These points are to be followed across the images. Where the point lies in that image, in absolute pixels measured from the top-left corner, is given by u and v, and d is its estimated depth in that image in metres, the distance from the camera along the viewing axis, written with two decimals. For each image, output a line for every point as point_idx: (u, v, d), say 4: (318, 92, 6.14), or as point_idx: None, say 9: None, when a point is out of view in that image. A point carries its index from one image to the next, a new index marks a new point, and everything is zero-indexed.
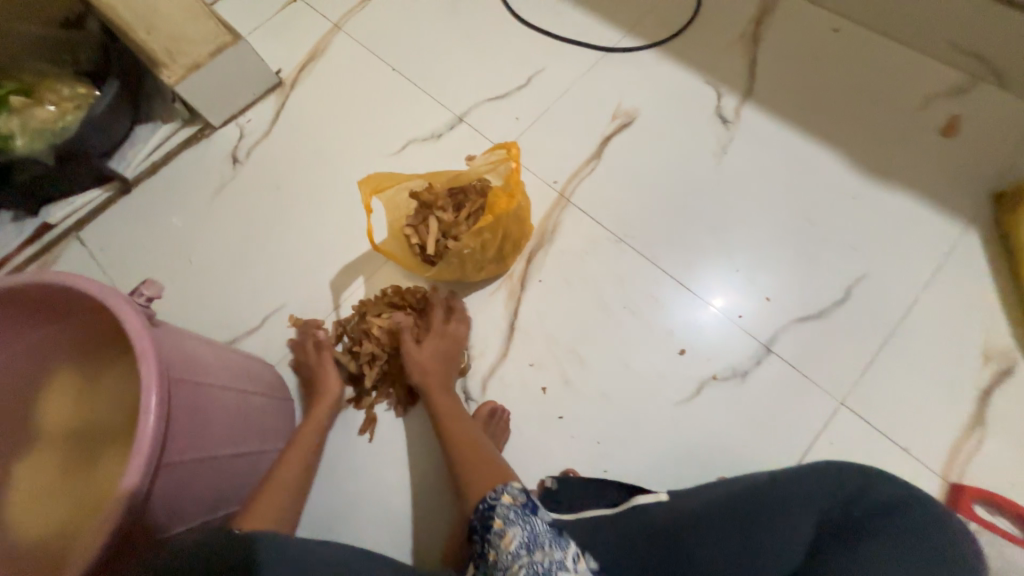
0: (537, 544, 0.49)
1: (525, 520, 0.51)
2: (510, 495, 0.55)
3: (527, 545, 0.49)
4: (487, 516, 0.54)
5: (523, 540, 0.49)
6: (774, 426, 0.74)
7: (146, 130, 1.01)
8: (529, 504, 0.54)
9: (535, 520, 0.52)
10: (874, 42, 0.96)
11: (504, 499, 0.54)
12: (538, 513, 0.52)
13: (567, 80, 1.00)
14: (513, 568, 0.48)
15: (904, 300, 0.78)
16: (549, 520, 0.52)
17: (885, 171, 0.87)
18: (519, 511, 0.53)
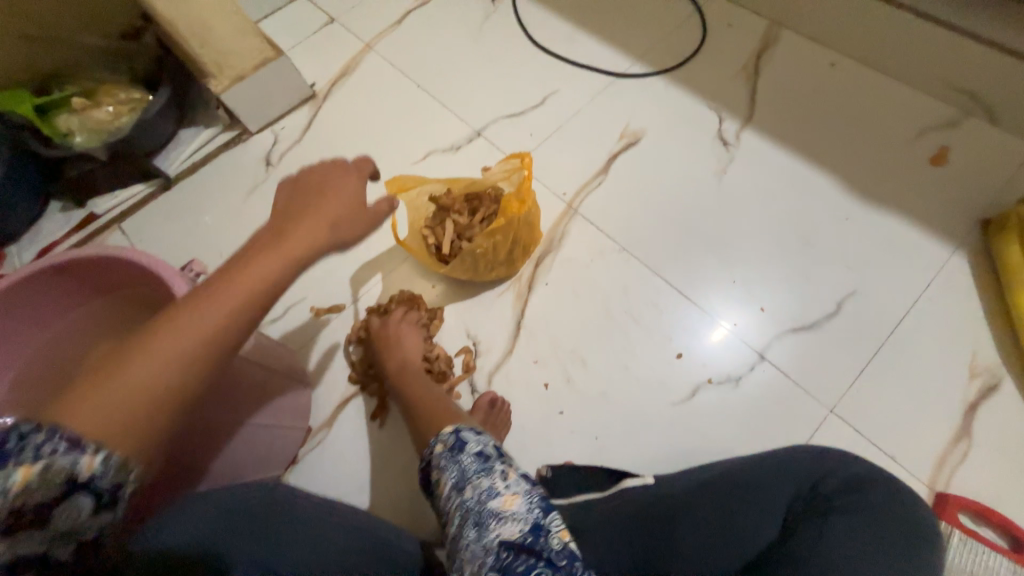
0: (466, 480, 0.52)
1: (453, 461, 0.54)
2: (442, 442, 0.57)
3: (457, 483, 0.52)
4: (428, 465, 0.57)
5: (454, 480, 0.52)
6: (766, 430, 0.77)
7: (190, 133, 1.10)
8: (456, 443, 0.56)
9: (463, 458, 0.54)
10: (868, 77, 1.03)
11: (435, 448, 0.57)
12: (464, 451, 0.54)
13: (579, 102, 1.07)
14: (450, 506, 0.51)
15: (893, 316, 0.82)
16: (477, 450, 0.55)
17: (877, 196, 0.92)
18: (448, 454, 0.55)
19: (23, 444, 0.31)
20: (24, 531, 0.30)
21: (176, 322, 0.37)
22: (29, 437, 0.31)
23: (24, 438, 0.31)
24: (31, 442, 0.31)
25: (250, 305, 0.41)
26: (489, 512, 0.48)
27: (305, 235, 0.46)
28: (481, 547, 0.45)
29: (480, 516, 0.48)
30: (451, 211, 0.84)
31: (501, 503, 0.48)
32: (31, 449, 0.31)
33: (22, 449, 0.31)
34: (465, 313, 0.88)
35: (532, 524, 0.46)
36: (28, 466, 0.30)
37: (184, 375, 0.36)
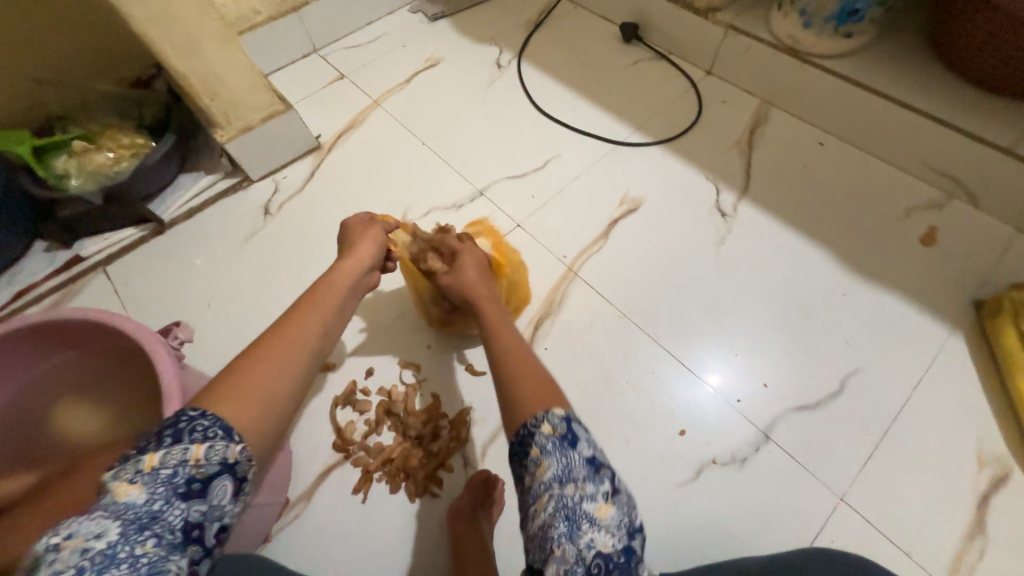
0: (570, 479, 0.43)
1: (563, 453, 0.44)
2: (550, 422, 0.46)
3: (560, 480, 0.43)
4: (523, 437, 0.47)
5: (557, 474, 0.43)
6: (775, 518, 0.73)
7: (190, 178, 1.08)
8: (569, 436, 0.46)
9: (574, 455, 0.44)
10: (855, 157, 1.08)
11: (542, 428, 0.46)
12: (576, 447, 0.45)
13: (580, 166, 1.10)
14: (541, 499, 0.43)
15: (896, 397, 0.81)
16: (589, 454, 0.45)
17: (873, 273, 0.93)
18: (558, 442, 0.45)
19: (194, 428, 0.39)
20: (195, 497, 0.36)
21: (284, 342, 0.48)
22: (200, 426, 0.39)
23: (197, 424, 0.39)
24: (199, 427, 0.39)
25: (330, 327, 0.53)
26: (582, 511, 0.41)
27: (349, 274, 0.60)
28: (575, 550, 0.40)
29: (574, 518, 0.41)
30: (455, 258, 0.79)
31: (596, 509, 0.42)
32: (200, 433, 0.39)
33: (194, 434, 0.38)
34: (461, 378, 0.85)
35: (624, 543, 0.41)
36: (197, 447, 0.38)
37: (300, 381, 0.47)
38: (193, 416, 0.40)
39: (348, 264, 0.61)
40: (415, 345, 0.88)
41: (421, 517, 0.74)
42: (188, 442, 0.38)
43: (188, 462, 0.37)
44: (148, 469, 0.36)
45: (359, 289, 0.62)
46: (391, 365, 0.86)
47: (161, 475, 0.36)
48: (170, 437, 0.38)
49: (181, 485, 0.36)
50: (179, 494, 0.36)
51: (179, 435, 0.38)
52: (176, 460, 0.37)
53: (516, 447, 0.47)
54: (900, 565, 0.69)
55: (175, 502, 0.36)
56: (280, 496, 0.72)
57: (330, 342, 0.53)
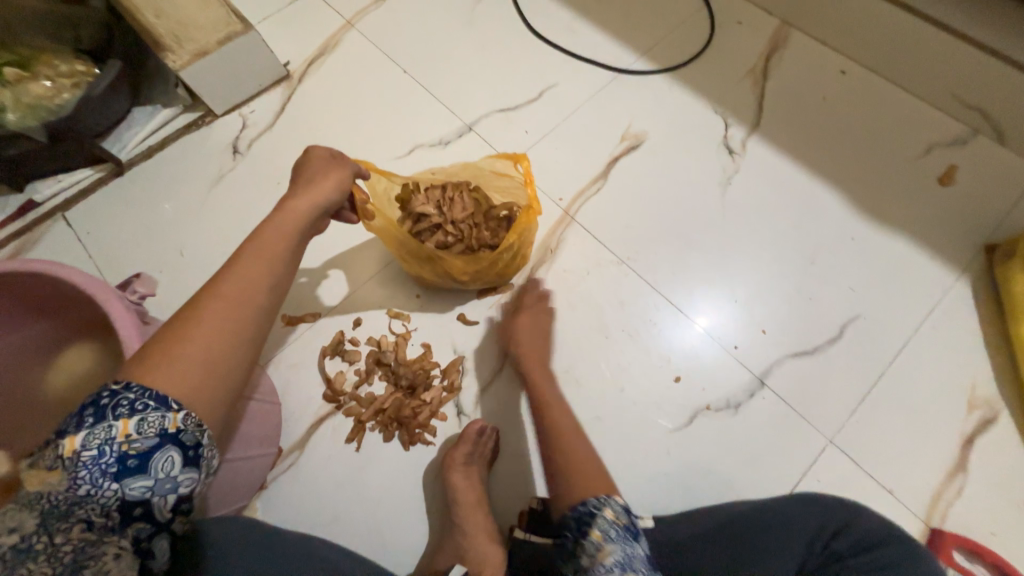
0: (632, 568, 0.46)
1: (626, 543, 0.48)
2: (613, 511, 0.51)
3: (622, 565, 0.46)
4: (583, 520, 0.51)
5: (620, 559, 0.46)
6: (764, 460, 0.74)
7: (145, 112, 0.98)
8: (631, 527, 0.50)
9: (637, 548, 0.48)
10: (876, 87, 0.99)
11: (605, 513, 0.50)
12: (638, 541, 0.49)
13: (579, 98, 1.00)
14: None
15: (894, 343, 0.80)
16: (653, 559, 0.48)
17: (884, 215, 0.89)
18: (622, 533, 0.49)
19: (118, 404, 0.37)
20: (130, 475, 0.36)
21: (223, 301, 0.44)
22: (124, 400, 0.37)
23: (120, 399, 0.37)
24: (124, 401, 0.37)
25: (278, 281, 0.49)
26: None
27: (295, 223, 0.54)
28: None
29: None
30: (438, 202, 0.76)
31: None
32: (126, 408, 0.37)
33: (119, 409, 0.37)
34: (453, 327, 0.82)
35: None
36: (124, 423, 0.37)
37: (248, 343, 0.44)
38: (117, 389, 0.37)
39: (299, 207, 0.55)
40: (404, 293, 0.84)
41: (414, 463, 0.75)
42: (112, 419, 0.36)
43: (115, 440, 0.36)
44: (68, 454, 0.35)
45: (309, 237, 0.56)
46: (379, 315, 0.83)
47: (84, 459, 0.35)
48: (92, 417, 0.37)
49: (112, 465, 0.36)
50: (109, 475, 0.36)
51: (101, 414, 0.37)
52: (99, 441, 0.36)
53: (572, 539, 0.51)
54: (880, 501, 0.71)
55: (105, 484, 0.36)
56: (272, 447, 0.71)
57: (280, 296, 0.49)
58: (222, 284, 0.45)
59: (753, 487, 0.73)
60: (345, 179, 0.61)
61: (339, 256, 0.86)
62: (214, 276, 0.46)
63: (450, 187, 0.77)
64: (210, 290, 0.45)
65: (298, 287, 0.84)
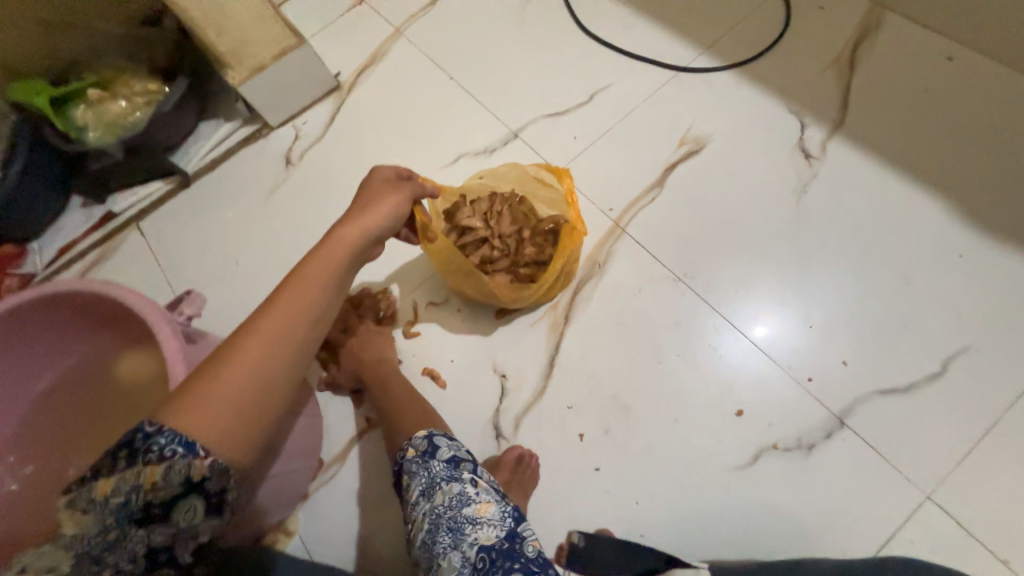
0: (434, 487, 0.52)
1: (424, 466, 0.54)
2: (413, 447, 0.56)
3: (425, 491, 0.52)
4: (398, 470, 0.57)
5: (422, 487, 0.53)
6: (844, 512, 0.65)
7: (209, 127, 1.03)
8: (427, 449, 0.55)
9: (434, 465, 0.54)
10: (994, 76, 0.84)
11: (406, 454, 0.56)
12: (435, 457, 0.54)
13: (633, 100, 0.93)
14: (417, 517, 0.52)
15: (1013, 383, 0.67)
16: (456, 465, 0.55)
17: (1002, 229, 0.75)
18: (418, 459, 0.55)
19: (149, 448, 0.36)
20: (154, 524, 0.36)
21: (263, 339, 0.43)
22: (155, 446, 0.36)
23: (152, 444, 0.36)
24: (155, 446, 0.36)
25: (320, 317, 0.47)
26: (463, 519, 0.50)
27: (343, 250, 0.51)
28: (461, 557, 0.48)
29: (455, 524, 0.49)
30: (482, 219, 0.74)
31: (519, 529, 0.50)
32: (155, 454, 0.36)
33: (149, 454, 0.36)
34: (494, 345, 0.79)
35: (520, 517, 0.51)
36: (152, 469, 0.36)
37: (282, 386, 0.42)
38: (149, 431, 0.37)
39: (349, 233, 0.52)
40: (444, 307, 0.82)
41: None
42: (141, 465, 0.36)
43: (142, 488, 0.36)
44: (100, 497, 0.36)
45: (358, 266, 0.54)
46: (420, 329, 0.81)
47: (111, 505, 0.35)
48: (124, 460, 0.36)
49: (137, 513, 0.36)
50: (135, 523, 0.36)
51: (132, 457, 0.36)
52: (127, 488, 0.36)
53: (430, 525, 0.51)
54: (994, 574, 0.60)
55: (131, 532, 0.36)
56: (312, 458, 0.71)
57: (320, 332, 0.47)
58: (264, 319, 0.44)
59: (829, 541, 0.64)
60: (401, 201, 0.58)
61: (382, 269, 0.85)
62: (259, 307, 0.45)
63: (496, 199, 0.74)
64: (252, 324, 0.44)
65: None
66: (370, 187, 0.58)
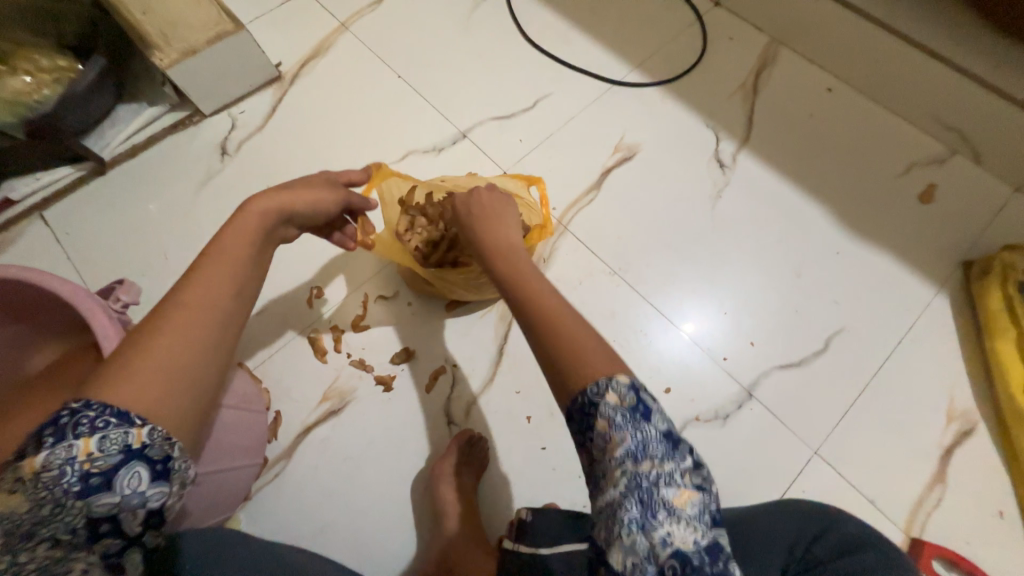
0: (645, 457, 0.39)
1: (635, 426, 0.39)
2: (618, 393, 0.40)
3: (634, 457, 0.38)
4: (582, 411, 0.41)
5: (630, 451, 0.39)
6: (752, 471, 0.75)
7: (129, 110, 0.95)
8: (639, 407, 0.40)
9: (648, 430, 0.40)
10: (861, 105, 1.01)
11: (608, 399, 0.40)
12: (650, 420, 0.40)
13: (573, 108, 1.01)
14: (613, 478, 0.39)
15: (876, 356, 0.82)
16: (664, 426, 0.40)
17: (868, 231, 0.91)
18: (628, 415, 0.40)
19: (79, 421, 0.35)
20: (94, 493, 0.35)
21: (185, 308, 0.42)
22: (84, 419, 0.35)
23: (81, 417, 0.36)
24: (84, 419, 0.36)
25: (243, 286, 0.46)
26: (664, 504, 0.37)
27: (259, 223, 0.51)
28: (647, 546, 0.36)
29: (650, 507, 0.37)
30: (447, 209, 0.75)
31: (675, 496, 0.38)
32: (88, 425, 0.35)
33: (80, 428, 0.35)
34: (444, 336, 0.81)
35: (702, 531, 0.37)
36: (85, 441, 0.35)
37: (215, 349, 0.42)
38: (76, 407, 0.36)
39: (261, 206, 0.52)
40: (395, 300, 0.83)
41: (404, 474, 0.74)
42: (72, 437, 0.35)
43: (76, 459, 0.35)
44: (28, 475, 0.34)
45: (275, 241, 0.54)
46: (370, 322, 0.81)
47: (44, 480, 0.34)
48: (51, 436, 0.35)
49: (74, 484, 0.35)
50: (73, 493, 0.35)
51: (60, 432, 0.35)
52: (59, 460, 0.35)
53: (574, 402, 0.41)
54: (865, 512, 0.73)
55: (69, 503, 0.35)
56: (258, 457, 0.69)
57: (247, 301, 0.47)
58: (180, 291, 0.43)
59: (741, 498, 0.74)
60: (317, 181, 0.59)
61: (329, 262, 0.85)
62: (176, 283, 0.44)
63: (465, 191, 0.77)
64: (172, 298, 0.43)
65: (286, 293, 0.82)
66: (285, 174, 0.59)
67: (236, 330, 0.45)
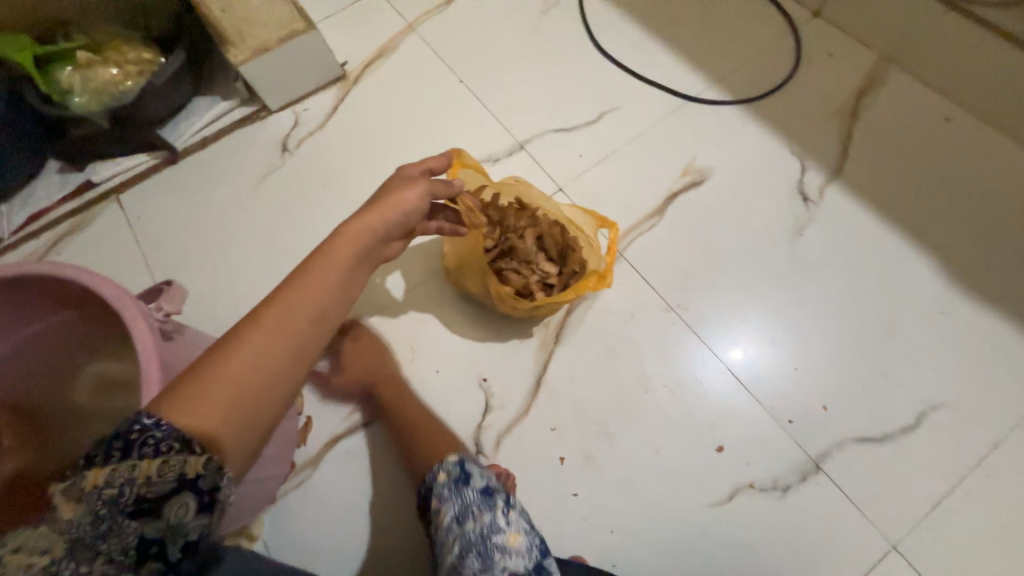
0: (468, 514, 0.51)
1: (457, 493, 0.53)
2: (445, 471, 0.56)
3: (459, 517, 0.51)
4: (426, 499, 0.56)
5: (455, 514, 0.52)
6: (811, 555, 0.66)
7: (203, 104, 0.98)
8: (461, 475, 0.55)
9: (468, 491, 0.53)
10: (986, 140, 0.87)
11: (439, 478, 0.55)
12: (469, 483, 0.54)
13: (640, 124, 0.93)
14: (448, 543, 0.50)
15: (981, 441, 0.69)
16: (483, 483, 0.54)
17: (983, 290, 0.77)
18: (451, 485, 0.54)
19: (145, 441, 0.35)
20: (147, 516, 0.35)
21: (264, 330, 0.39)
22: (151, 438, 0.35)
23: (149, 436, 0.35)
24: (151, 440, 0.35)
25: (325, 312, 0.43)
26: (494, 547, 0.49)
27: (357, 240, 0.47)
28: None
29: (485, 550, 0.48)
30: (516, 231, 0.74)
31: (506, 538, 0.49)
32: (152, 447, 0.35)
33: (145, 447, 0.35)
34: (482, 359, 0.77)
35: (535, 563, 0.49)
36: (149, 462, 0.35)
37: (281, 382, 0.39)
38: (147, 423, 0.35)
39: (359, 223, 0.49)
40: (435, 315, 0.80)
41: None
42: (137, 457, 0.35)
43: (136, 480, 0.35)
44: (91, 487, 0.34)
45: (376, 259, 0.51)
46: (408, 335, 0.79)
47: (105, 495, 0.34)
48: (119, 449, 0.35)
49: (130, 504, 0.35)
50: (130, 513, 0.35)
51: (127, 448, 0.35)
52: (122, 479, 0.35)
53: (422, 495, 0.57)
54: None
55: (124, 522, 0.35)
56: (285, 464, 0.69)
57: (328, 329, 0.43)
58: (264, 311, 0.40)
59: None
60: (415, 197, 0.54)
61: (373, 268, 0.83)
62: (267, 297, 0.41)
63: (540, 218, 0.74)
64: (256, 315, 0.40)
65: None
66: (389, 180, 0.56)
67: (309, 361, 0.42)
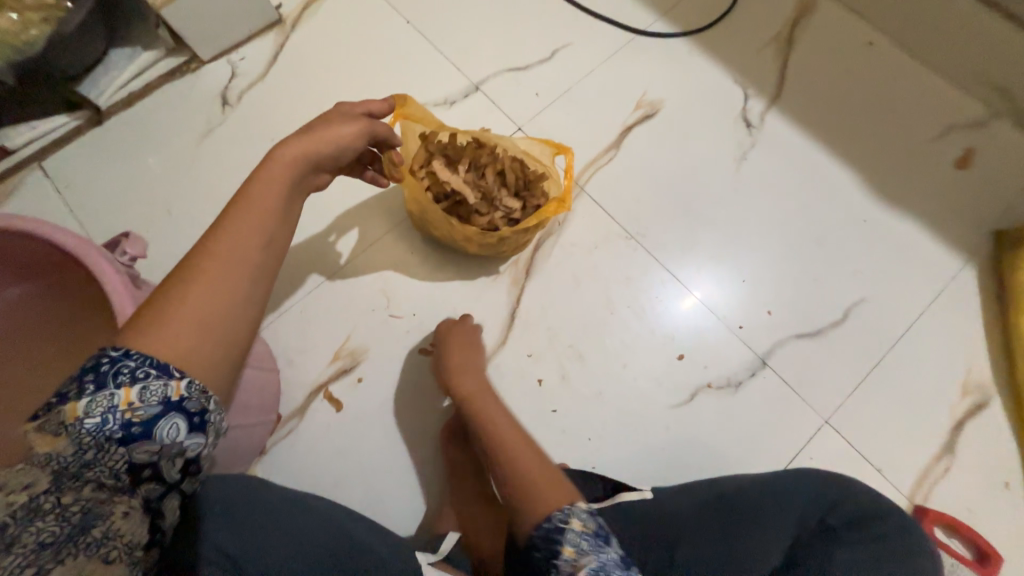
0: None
1: (598, 550, 0.46)
2: (580, 520, 0.48)
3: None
4: (552, 538, 0.48)
5: (595, 571, 0.45)
6: (759, 438, 0.76)
7: (123, 55, 0.90)
8: (600, 533, 0.48)
9: (609, 554, 0.46)
10: (902, 61, 0.95)
11: (573, 525, 0.48)
12: (609, 544, 0.47)
13: (592, 60, 0.94)
14: None
15: (897, 327, 0.80)
16: (620, 552, 0.47)
17: (898, 198, 0.87)
18: (592, 541, 0.47)
19: (119, 370, 0.34)
20: (136, 441, 0.34)
21: (216, 261, 0.39)
22: (124, 368, 0.34)
23: (121, 366, 0.34)
24: (125, 369, 0.34)
25: (275, 236, 0.42)
26: None
27: (290, 169, 0.46)
28: None
29: None
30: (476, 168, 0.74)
31: None
32: (127, 376, 0.34)
33: (120, 377, 0.34)
34: (456, 298, 0.80)
35: None
36: (126, 391, 0.34)
37: (247, 305, 0.39)
38: (116, 355, 0.35)
39: (292, 150, 0.47)
40: (405, 260, 0.81)
41: (418, 433, 0.74)
42: (114, 387, 0.34)
43: (118, 408, 0.34)
44: (71, 421, 0.33)
45: (306, 189, 0.50)
46: (380, 282, 0.80)
47: (87, 426, 0.33)
48: (93, 383, 0.34)
49: (116, 431, 0.34)
50: (115, 441, 0.34)
51: (102, 381, 0.34)
52: (102, 409, 0.34)
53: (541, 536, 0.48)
54: (870, 479, 0.74)
55: (111, 449, 0.33)
56: (272, 413, 0.70)
57: (278, 254, 0.43)
58: (212, 241, 0.40)
59: (749, 464, 0.75)
60: (355, 132, 0.53)
61: (337, 219, 0.82)
62: (209, 230, 0.41)
63: (495, 154, 0.75)
64: (204, 247, 0.39)
65: (293, 253, 0.80)
66: (324, 114, 0.54)
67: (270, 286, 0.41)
